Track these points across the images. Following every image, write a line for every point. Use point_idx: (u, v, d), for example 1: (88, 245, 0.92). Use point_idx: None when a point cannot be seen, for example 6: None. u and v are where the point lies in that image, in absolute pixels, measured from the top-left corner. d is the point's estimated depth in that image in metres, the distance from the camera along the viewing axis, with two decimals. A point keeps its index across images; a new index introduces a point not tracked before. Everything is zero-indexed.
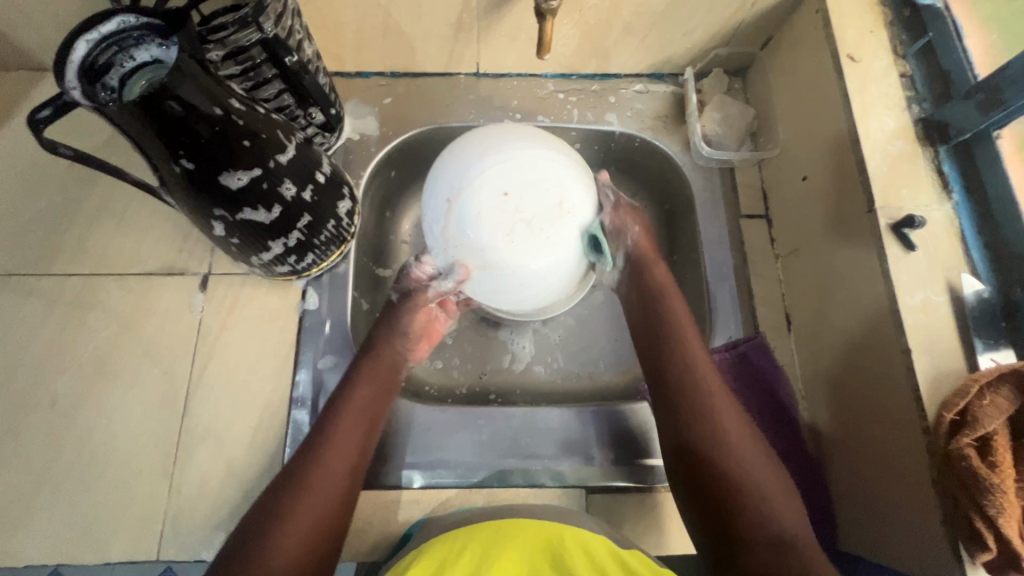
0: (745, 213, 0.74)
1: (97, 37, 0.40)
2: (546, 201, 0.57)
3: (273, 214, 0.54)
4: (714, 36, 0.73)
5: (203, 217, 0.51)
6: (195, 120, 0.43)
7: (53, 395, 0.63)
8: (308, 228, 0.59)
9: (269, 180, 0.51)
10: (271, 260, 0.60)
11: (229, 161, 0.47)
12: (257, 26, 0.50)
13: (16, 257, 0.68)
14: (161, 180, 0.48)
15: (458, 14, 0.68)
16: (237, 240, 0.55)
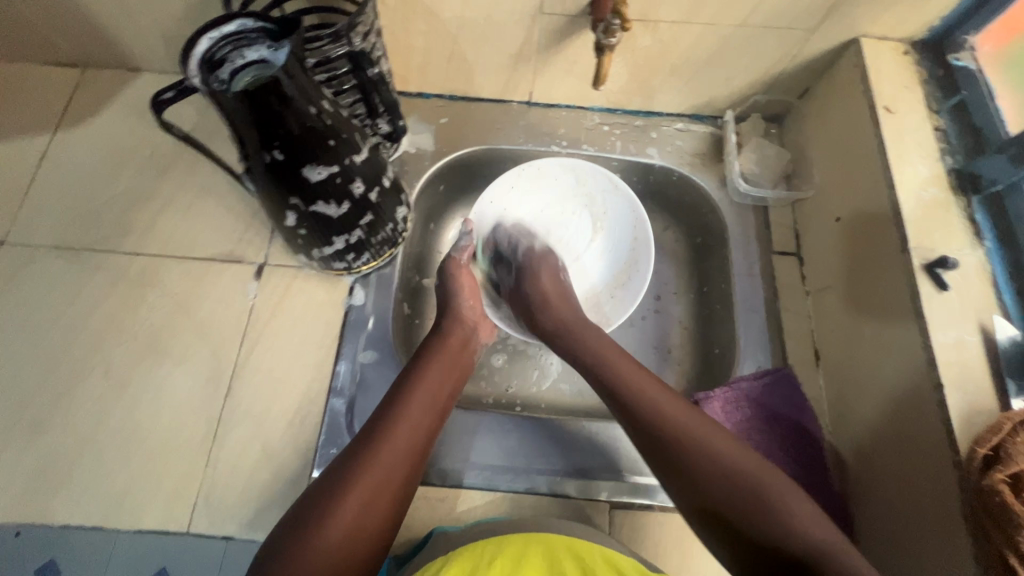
0: (777, 249, 0.77)
1: (219, 36, 0.46)
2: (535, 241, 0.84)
3: (342, 209, 0.58)
4: (755, 83, 0.78)
5: (280, 206, 0.56)
6: (295, 112, 0.48)
7: (107, 363, 0.66)
8: (367, 228, 0.63)
9: (343, 176, 0.56)
10: (330, 256, 0.65)
11: (314, 155, 0.52)
12: (348, 40, 0.56)
13: (90, 234, 0.73)
14: (249, 170, 0.53)
15: (520, 46, 0.73)
16: (304, 231, 0.59)
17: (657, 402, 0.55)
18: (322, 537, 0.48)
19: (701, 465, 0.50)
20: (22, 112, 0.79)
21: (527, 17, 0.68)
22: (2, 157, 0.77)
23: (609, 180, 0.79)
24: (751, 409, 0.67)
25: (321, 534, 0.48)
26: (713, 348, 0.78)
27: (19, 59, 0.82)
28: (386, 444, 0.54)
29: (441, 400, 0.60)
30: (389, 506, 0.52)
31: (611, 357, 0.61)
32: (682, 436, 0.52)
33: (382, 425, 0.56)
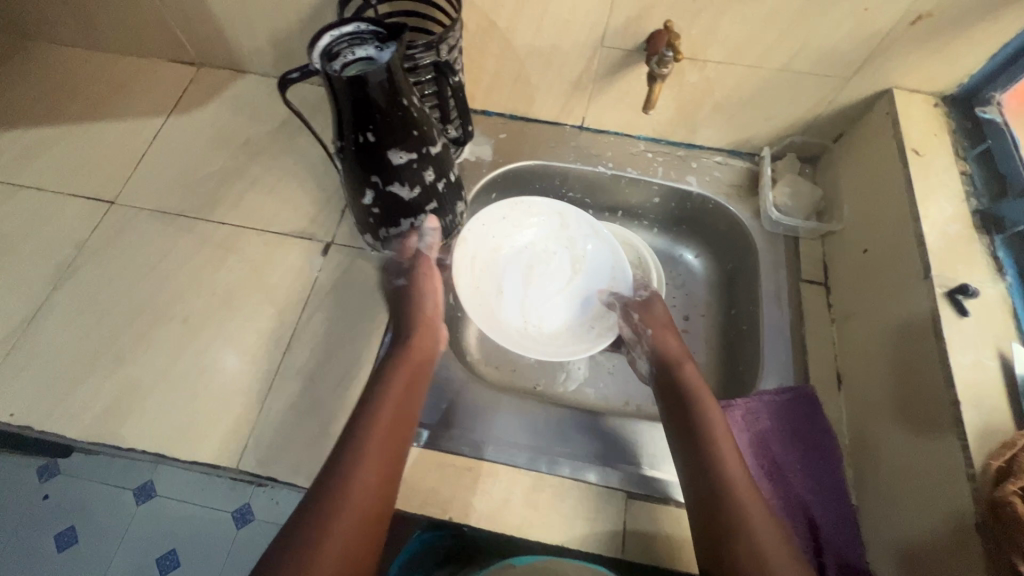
0: (804, 277, 0.81)
1: (339, 34, 0.56)
2: (520, 268, 0.89)
3: (413, 192, 0.66)
4: (792, 124, 0.84)
5: (363, 183, 0.64)
6: (391, 101, 0.57)
7: (185, 313, 0.74)
8: (430, 215, 0.71)
9: (419, 163, 0.64)
10: (394, 236, 0.72)
11: (399, 141, 0.60)
12: (436, 51, 0.65)
13: (186, 202, 0.83)
14: (342, 149, 0.62)
15: (579, 74, 0.82)
16: (376, 210, 0.68)
17: (723, 449, 0.61)
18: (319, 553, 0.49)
19: (730, 514, 0.56)
20: (144, 97, 0.92)
21: (589, 48, 0.77)
22: (123, 132, 0.89)
23: (592, 223, 0.86)
24: (771, 420, 0.69)
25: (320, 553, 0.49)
26: (737, 366, 0.81)
27: (149, 55, 0.96)
28: (353, 481, 0.54)
29: (404, 426, 0.61)
30: (364, 543, 0.52)
31: (702, 395, 0.67)
32: (736, 488, 0.58)
33: (355, 444, 0.57)
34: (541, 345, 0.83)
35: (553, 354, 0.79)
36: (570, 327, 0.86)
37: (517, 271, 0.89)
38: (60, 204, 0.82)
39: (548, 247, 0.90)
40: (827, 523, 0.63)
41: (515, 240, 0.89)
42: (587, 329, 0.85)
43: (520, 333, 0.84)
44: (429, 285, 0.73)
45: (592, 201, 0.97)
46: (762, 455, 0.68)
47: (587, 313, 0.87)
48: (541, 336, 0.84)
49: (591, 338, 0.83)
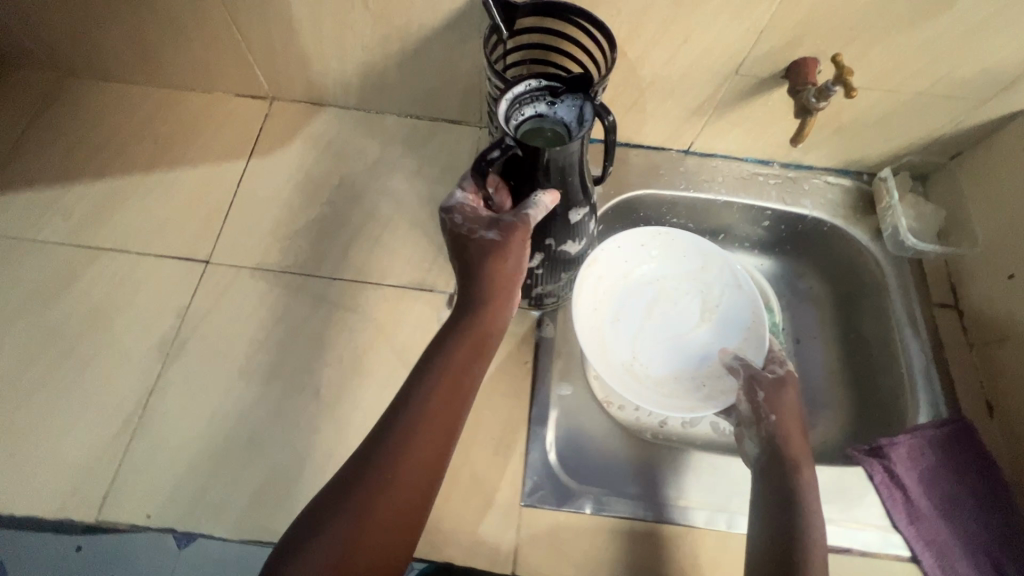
0: (935, 301, 0.80)
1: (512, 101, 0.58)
2: (641, 299, 0.82)
3: (578, 246, 0.66)
4: (912, 144, 0.83)
5: (535, 247, 0.64)
6: (577, 166, 0.57)
7: (316, 384, 0.69)
8: (583, 262, 0.71)
9: (587, 216, 0.64)
10: (545, 294, 0.71)
11: (579, 198, 0.60)
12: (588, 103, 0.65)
13: (289, 256, 0.77)
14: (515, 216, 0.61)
15: (701, 102, 0.79)
16: (540, 270, 0.67)
17: (805, 482, 0.60)
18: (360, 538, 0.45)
19: None
20: (218, 138, 0.84)
21: (722, 76, 0.74)
22: (202, 179, 0.81)
23: (734, 272, 0.79)
24: (936, 457, 0.69)
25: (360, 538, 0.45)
26: (873, 394, 0.80)
27: (214, 89, 0.87)
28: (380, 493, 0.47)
29: (448, 443, 0.50)
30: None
31: (804, 464, 0.62)
32: (808, 515, 0.58)
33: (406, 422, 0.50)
34: (643, 387, 0.76)
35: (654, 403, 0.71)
36: (677, 378, 0.78)
37: (639, 300, 0.82)
38: (149, 268, 0.74)
39: (674, 284, 0.82)
40: (1013, 560, 0.63)
41: (644, 271, 0.82)
42: (698, 385, 0.77)
43: (624, 368, 0.77)
44: (516, 248, 0.56)
45: (694, 225, 0.94)
46: (933, 493, 0.68)
47: (699, 369, 0.78)
48: (645, 378, 0.77)
49: (694, 395, 0.76)
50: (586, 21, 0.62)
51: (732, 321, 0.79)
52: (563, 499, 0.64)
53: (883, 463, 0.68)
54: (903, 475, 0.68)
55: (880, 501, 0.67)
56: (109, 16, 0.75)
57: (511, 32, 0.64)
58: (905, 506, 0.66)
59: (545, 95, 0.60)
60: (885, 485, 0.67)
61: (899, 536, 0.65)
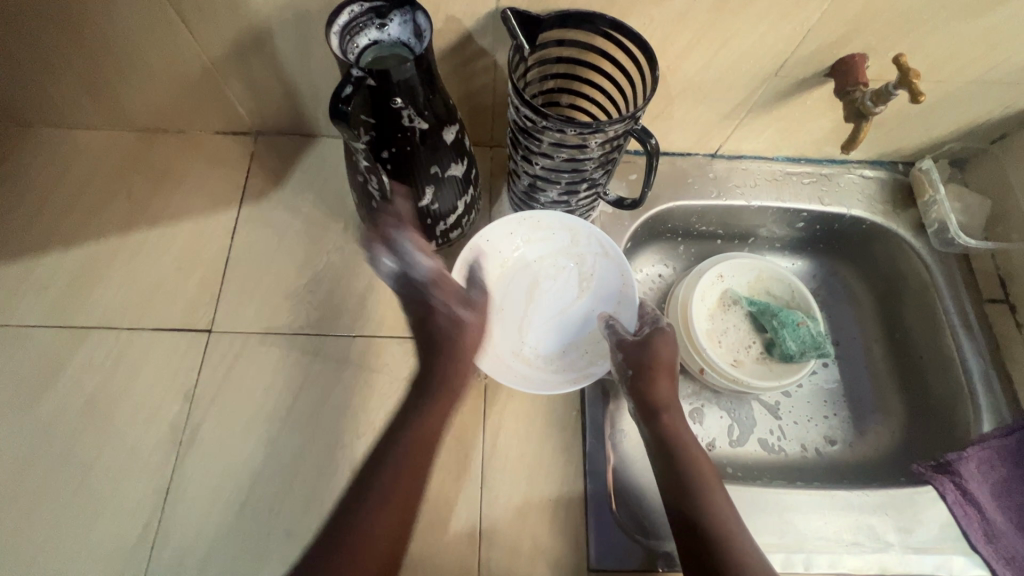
0: (986, 297, 0.77)
1: (337, 28, 0.48)
2: (520, 282, 0.71)
3: (465, 165, 0.61)
4: (953, 132, 0.78)
5: (421, 183, 0.58)
6: (432, 77, 0.50)
7: (350, 459, 0.63)
8: (474, 183, 0.67)
9: (462, 131, 0.59)
10: (450, 224, 0.67)
11: (446, 117, 0.54)
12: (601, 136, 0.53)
13: (300, 316, 0.69)
14: (393, 156, 0.54)
15: (734, 106, 0.72)
16: (435, 204, 0.62)
17: (686, 439, 0.59)
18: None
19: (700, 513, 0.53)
20: (202, 186, 0.75)
21: (758, 79, 0.67)
22: (190, 234, 0.73)
23: (602, 242, 0.69)
24: (1006, 467, 0.66)
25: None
26: (926, 399, 0.78)
27: (190, 128, 0.78)
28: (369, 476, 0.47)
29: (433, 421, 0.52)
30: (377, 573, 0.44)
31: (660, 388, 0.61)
32: (701, 477, 0.56)
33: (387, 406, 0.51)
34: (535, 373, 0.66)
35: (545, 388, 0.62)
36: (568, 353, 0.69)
37: (515, 283, 0.71)
38: (146, 345, 0.66)
39: (549, 259, 0.72)
40: None
41: (522, 254, 0.72)
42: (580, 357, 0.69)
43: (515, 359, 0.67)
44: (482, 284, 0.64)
45: (723, 232, 0.89)
46: (1007, 506, 0.65)
47: (583, 339, 0.70)
48: (539, 364, 0.67)
49: (586, 366, 0.67)
50: (617, 33, 0.54)
51: (609, 285, 0.70)
52: (633, 551, 0.60)
53: (954, 480, 0.65)
54: (975, 490, 0.65)
55: (956, 521, 0.64)
56: (63, 61, 0.65)
57: (532, 50, 0.56)
58: (982, 524, 0.64)
59: (372, 18, 0.49)
60: (960, 504, 0.64)
61: (977, 556, 0.63)
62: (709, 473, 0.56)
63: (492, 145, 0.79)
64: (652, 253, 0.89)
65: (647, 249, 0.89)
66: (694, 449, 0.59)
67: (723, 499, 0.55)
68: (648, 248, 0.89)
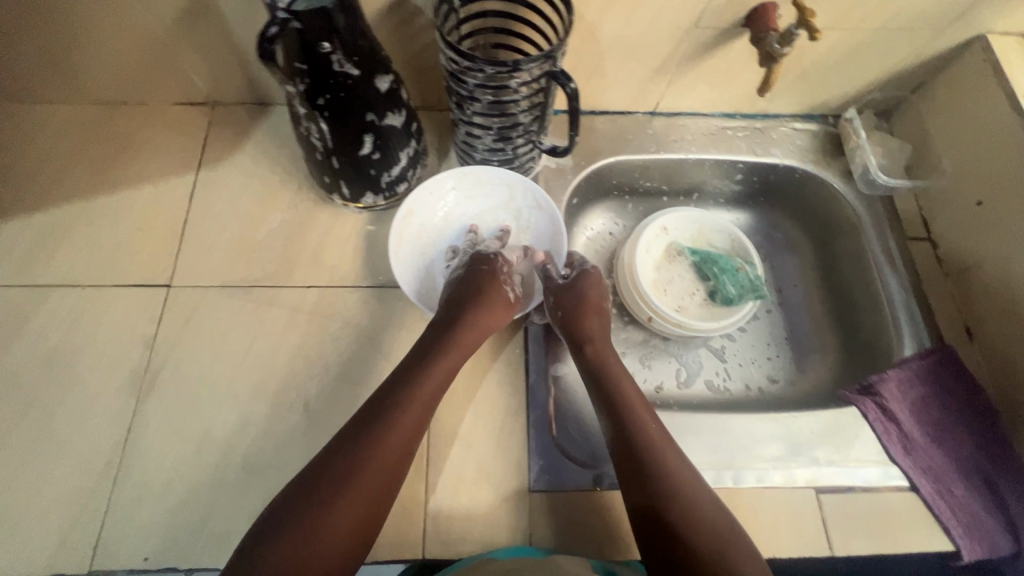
0: (910, 235, 0.81)
1: None
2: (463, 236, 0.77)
3: (403, 117, 0.65)
4: (873, 82, 0.83)
5: (359, 131, 0.62)
6: (357, 22, 0.54)
7: (304, 398, 0.66)
8: (416, 136, 0.71)
9: (396, 82, 0.63)
10: (396, 178, 0.71)
11: (377, 65, 0.58)
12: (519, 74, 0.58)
13: (256, 270, 0.73)
14: (329, 103, 0.58)
15: (664, 60, 0.77)
16: (377, 155, 0.66)
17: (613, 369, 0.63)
18: (318, 540, 0.48)
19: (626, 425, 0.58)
20: (162, 154, 0.79)
21: (682, 31, 0.72)
22: (151, 198, 0.76)
23: (537, 197, 0.74)
24: (924, 387, 0.71)
25: (321, 536, 0.48)
26: (857, 333, 0.82)
27: (149, 100, 0.81)
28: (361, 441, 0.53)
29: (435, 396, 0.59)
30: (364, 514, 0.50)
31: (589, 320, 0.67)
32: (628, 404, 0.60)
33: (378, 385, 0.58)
34: None
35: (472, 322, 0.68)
36: None
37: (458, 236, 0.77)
38: (108, 300, 0.70)
39: (491, 215, 0.78)
40: (1004, 475, 0.66)
41: (465, 209, 0.77)
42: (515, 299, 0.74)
43: None
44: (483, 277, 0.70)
45: (668, 188, 0.94)
46: (925, 422, 0.70)
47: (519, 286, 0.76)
48: None
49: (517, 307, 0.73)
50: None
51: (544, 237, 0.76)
52: (570, 471, 0.64)
53: (875, 400, 0.70)
54: (894, 408, 0.69)
55: (877, 436, 0.68)
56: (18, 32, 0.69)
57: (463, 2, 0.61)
58: (900, 438, 0.68)
59: None
60: (880, 420, 0.69)
61: (897, 467, 0.67)
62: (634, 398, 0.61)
63: (439, 108, 0.82)
64: (601, 210, 0.93)
65: (595, 206, 0.92)
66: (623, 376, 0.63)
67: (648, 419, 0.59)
68: (596, 206, 0.92)
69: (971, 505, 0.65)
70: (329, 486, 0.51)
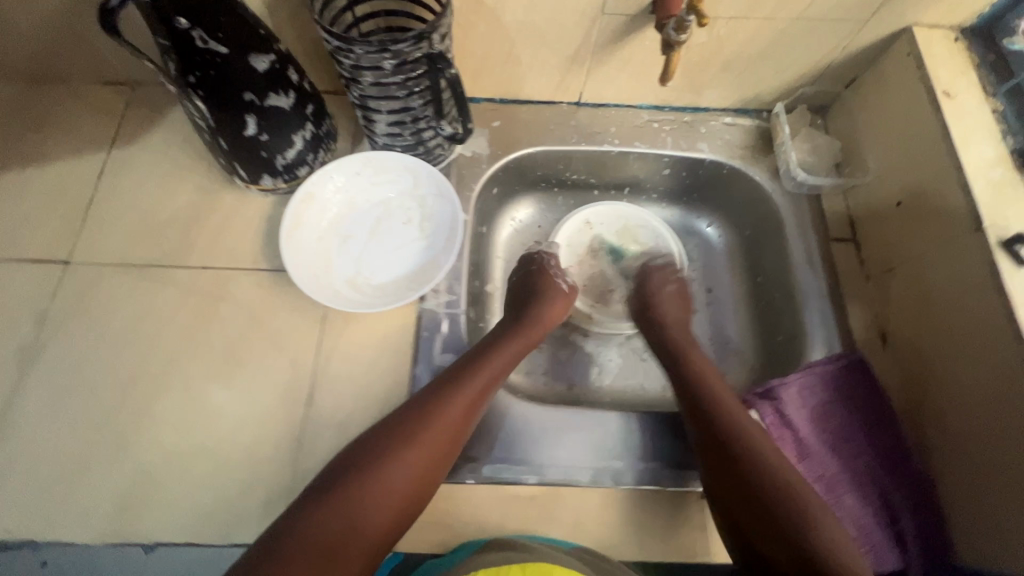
0: (834, 236, 0.78)
1: None
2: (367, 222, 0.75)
3: (291, 99, 0.64)
4: (803, 75, 0.79)
5: (239, 111, 0.61)
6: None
7: (185, 378, 0.66)
8: (315, 119, 0.70)
9: (280, 63, 0.62)
10: (294, 161, 0.71)
11: (248, 43, 0.57)
12: (392, 53, 0.57)
13: (154, 249, 0.73)
14: (200, 81, 0.57)
15: (576, 47, 0.74)
16: (266, 137, 0.65)
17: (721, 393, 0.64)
18: (357, 522, 0.52)
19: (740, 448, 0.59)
20: (75, 131, 0.79)
21: (587, 17, 0.69)
22: (61, 175, 0.77)
23: (439, 182, 0.74)
24: (826, 393, 0.68)
25: (358, 520, 0.52)
26: (775, 336, 0.80)
27: (68, 78, 0.81)
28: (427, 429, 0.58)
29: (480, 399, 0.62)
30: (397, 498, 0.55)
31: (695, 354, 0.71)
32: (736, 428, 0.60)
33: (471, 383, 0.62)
34: (361, 298, 0.70)
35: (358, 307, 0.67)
36: (399, 284, 0.72)
37: (361, 222, 0.75)
38: (5, 275, 0.70)
39: (396, 202, 0.76)
40: (898, 486, 0.63)
41: (370, 195, 0.76)
42: (408, 285, 0.72)
43: (346, 284, 0.71)
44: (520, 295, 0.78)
45: (597, 181, 0.92)
46: (823, 429, 0.67)
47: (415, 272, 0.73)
48: (368, 290, 0.71)
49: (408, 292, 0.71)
50: None
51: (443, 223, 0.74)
52: None
53: (773, 404, 0.67)
54: (791, 414, 0.67)
55: None
56: None
57: None
58: (793, 444, 0.66)
59: None
60: (774, 425, 0.66)
61: None
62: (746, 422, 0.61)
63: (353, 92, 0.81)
64: (527, 201, 0.92)
65: (520, 197, 0.91)
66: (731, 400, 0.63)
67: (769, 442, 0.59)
68: (522, 197, 0.91)
69: (858, 516, 0.62)
70: (355, 481, 0.53)
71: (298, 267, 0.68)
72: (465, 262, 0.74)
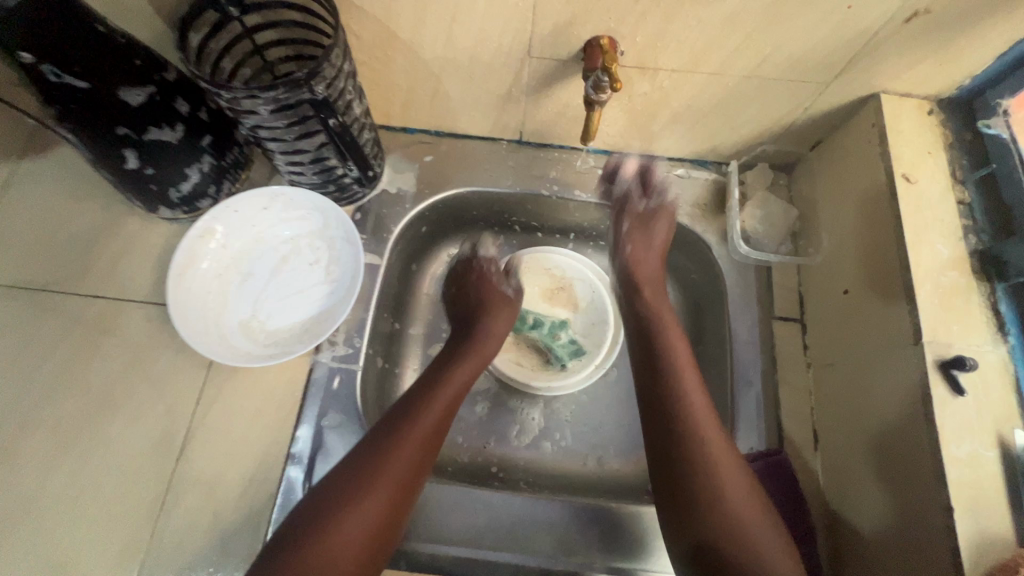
0: (778, 313, 0.71)
1: None
2: (272, 261, 0.71)
3: (178, 132, 0.59)
4: (763, 133, 0.72)
5: (114, 145, 0.56)
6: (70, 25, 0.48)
7: (55, 418, 0.63)
8: (215, 150, 0.64)
9: (162, 95, 0.57)
10: (192, 193, 0.66)
11: (116, 75, 0.53)
12: (265, 99, 0.51)
13: (46, 273, 0.69)
14: (63, 116, 0.52)
15: (507, 87, 0.67)
16: (151, 171, 0.60)
17: (696, 411, 0.57)
18: (338, 535, 0.50)
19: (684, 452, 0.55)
20: None
21: (514, 59, 0.62)
22: None
23: (349, 228, 0.69)
24: None
25: (342, 529, 0.50)
26: None
27: None
28: (408, 429, 0.57)
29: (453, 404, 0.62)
30: (392, 511, 0.53)
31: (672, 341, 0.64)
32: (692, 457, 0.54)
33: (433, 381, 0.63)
34: (252, 345, 0.66)
35: (240, 360, 0.62)
36: (295, 331, 0.68)
37: (265, 261, 0.70)
38: None
39: (304, 241, 0.71)
40: None
41: (277, 231, 0.71)
42: (304, 333, 0.67)
43: (239, 329, 0.67)
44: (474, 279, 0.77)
45: (540, 224, 0.85)
46: None
47: (313, 319, 0.68)
48: (261, 337, 0.67)
49: (301, 342, 0.66)
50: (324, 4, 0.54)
51: (349, 269, 0.69)
52: None
53: None
54: None
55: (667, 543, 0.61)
56: None
57: (245, 13, 0.55)
58: None
59: None
60: None
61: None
62: (712, 439, 0.55)
63: None
64: (463, 240, 0.85)
65: (455, 234, 0.84)
66: (706, 421, 0.57)
67: (731, 474, 0.53)
68: (457, 235, 0.84)
69: None
70: (335, 507, 0.51)
71: (184, 310, 0.64)
72: (368, 314, 0.70)
